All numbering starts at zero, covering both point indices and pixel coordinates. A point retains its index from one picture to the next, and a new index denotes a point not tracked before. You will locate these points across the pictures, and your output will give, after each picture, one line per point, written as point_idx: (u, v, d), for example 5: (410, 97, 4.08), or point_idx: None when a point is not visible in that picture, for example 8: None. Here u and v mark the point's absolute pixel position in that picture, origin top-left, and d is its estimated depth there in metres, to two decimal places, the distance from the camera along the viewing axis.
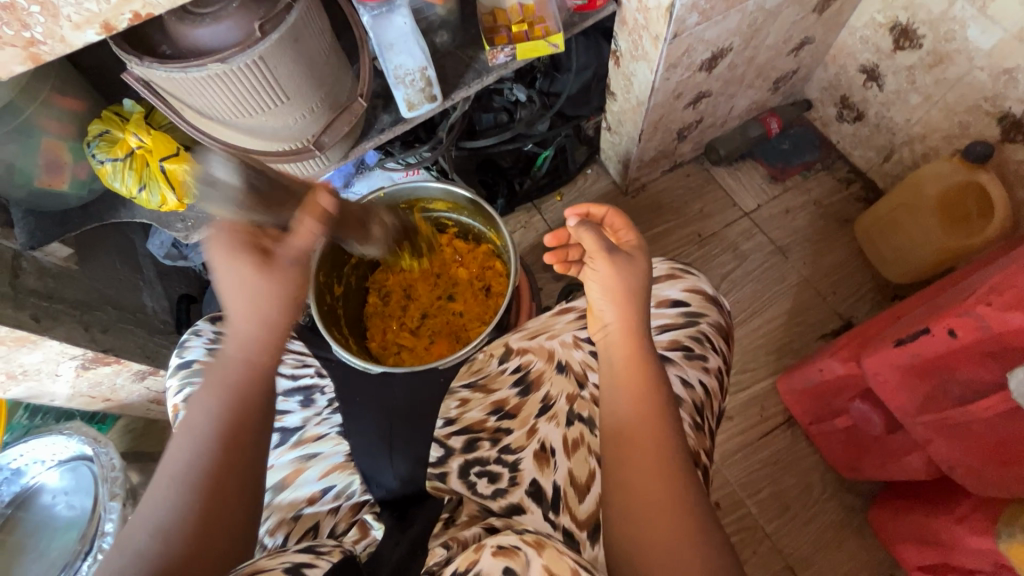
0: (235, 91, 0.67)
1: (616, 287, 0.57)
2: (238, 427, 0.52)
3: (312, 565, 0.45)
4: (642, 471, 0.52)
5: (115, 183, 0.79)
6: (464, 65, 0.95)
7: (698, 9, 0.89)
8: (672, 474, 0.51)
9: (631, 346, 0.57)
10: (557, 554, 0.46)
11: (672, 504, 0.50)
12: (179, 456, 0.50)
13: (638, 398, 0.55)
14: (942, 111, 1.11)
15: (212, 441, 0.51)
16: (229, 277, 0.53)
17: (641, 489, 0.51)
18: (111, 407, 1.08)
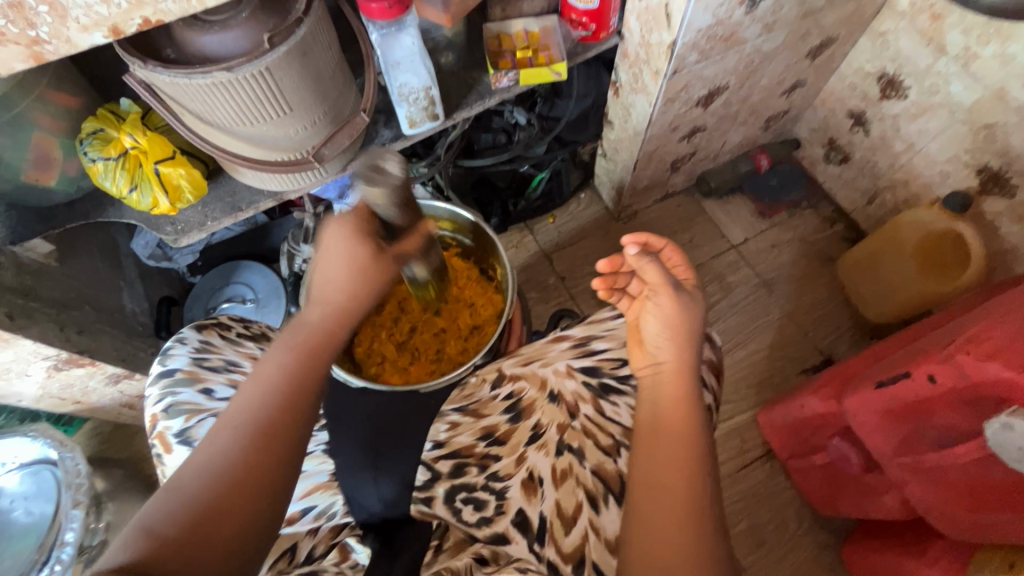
0: (237, 100, 0.67)
1: (675, 320, 0.60)
2: (307, 372, 0.58)
3: None
4: (667, 525, 0.51)
5: (107, 182, 0.78)
6: (467, 87, 0.96)
7: (697, 48, 0.91)
8: (700, 535, 0.51)
9: (678, 382, 0.59)
10: None
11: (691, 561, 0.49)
12: (248, 401, 0.55)
13: (677, 442, 0.55)
14: (924, 159, 1.15)
15: (272, 399, 0.55)
16: (337, 255, 0.61)
17: (664, 548, 0.50)
18: (80, 410, 1.04)
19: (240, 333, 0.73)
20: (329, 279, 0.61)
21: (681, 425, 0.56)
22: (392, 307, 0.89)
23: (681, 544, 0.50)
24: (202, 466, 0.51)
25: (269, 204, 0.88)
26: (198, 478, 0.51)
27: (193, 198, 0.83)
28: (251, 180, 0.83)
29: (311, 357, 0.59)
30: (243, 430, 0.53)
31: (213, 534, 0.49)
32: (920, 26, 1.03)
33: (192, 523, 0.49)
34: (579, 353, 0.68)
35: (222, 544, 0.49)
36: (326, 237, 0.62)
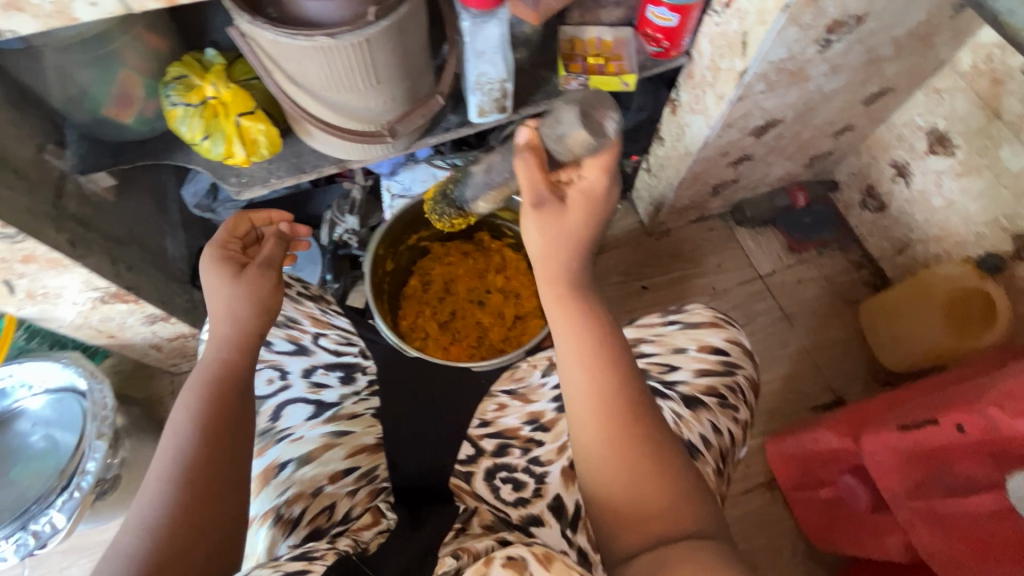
0: (331, 65, 0.69)
1: (548, 243, 0.61)
2: (219, 399, 0.57)
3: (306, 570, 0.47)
4: (612, 471, 0.54)
5: (182, 128, 0.80)
6: (536, 85, 0.98)
7: (766, 80, 0.93)
8: (642, 460, 0.54)
9: (588, 335, 0.59)
10: (564, 567, 0.48)
11: (655, 483, 0.54)
12: (165, 454, 0.54)
13: (588, 373, 0.57)
14: (962, 219, 1.18)
15: (192, 429, 0.55)
16: (215, 295, 0.62)
17: (626, 496, 0.53)
18: (111, 344, 1.05)
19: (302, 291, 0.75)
20: (218, 311, 0.62)
21: (603, 392, 0.56)
22: (439, 288, 0.93)
23: (630, 480, 0.54)
24: (136, 523, 0.51)
25: (332, 170, 0.90)
26: (137, 536, 0.50)
27: (267, 154, 0.85)
28: (322, 144, 0.85)
29: (227, 383, 0.59)
30: (170, 472, 0.53)
31: (176, 561, 0.49)
32: (980, 89, 1.05)
33: (147, 572, 0.48)
34: None
35: (191, 566, 0.50)
36: (205, 276, 0.63)
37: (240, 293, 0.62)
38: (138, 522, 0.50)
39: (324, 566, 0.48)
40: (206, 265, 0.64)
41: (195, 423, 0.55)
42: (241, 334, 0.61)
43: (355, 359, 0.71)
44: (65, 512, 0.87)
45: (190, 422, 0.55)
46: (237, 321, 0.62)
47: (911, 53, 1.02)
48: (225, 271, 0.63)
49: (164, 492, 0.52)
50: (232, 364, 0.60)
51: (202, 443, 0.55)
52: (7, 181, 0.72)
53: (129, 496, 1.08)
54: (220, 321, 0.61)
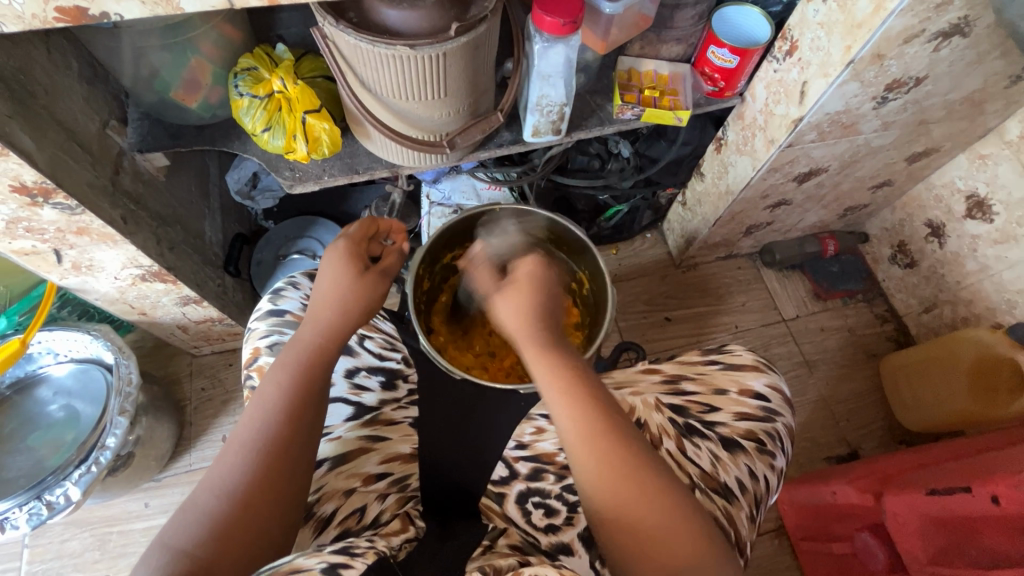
0: (406, 74, 0.70)
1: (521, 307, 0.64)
2: (308, 385, 0.60)
3: (349, 565, 0.47)
4: (634, 512, 0.53)
5: (245, 118, 0.81)
6: (590, 110, 1.00)
7: (818, 129, 0.94)
8: (664, 502, 0.53)
9: (566, 371, 0.59)
10: None
11: (674, 524, 0.52)
12: (251, 423, 0.57)
13: (583, 428, 0.56)
14: (995, 285, 1.18)
15: (281, 407, 0.58)
16: (328, 283, 0.66)
17: (651, 538, 0.52)
18: (141, 321, 1.05)
19: None
20: (321, 296, 0.66)
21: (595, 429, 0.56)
22: (469, 307, 0.92)
23: (656, 520, 0.52)
24: (215, 484, 0.54)
25: (384, 173, 0.91)
26: (214, 497, 0.53)
27: (328, 152, 0.85)
28: (379, 148, 0.85)
29: (320, 369, 0.62)
30: (253, 444, 0.56)
31: (243, 530, 0.52)
32: None
33: (217, 533, 0.51)
34: (669, 391, 0.70)
35: (257, 538, 0.52)
36: (325, 266, 0.68)
37: (353, 290, 0.66)
38: (217, 484, 0.54)
39: (365, 564, 0.48)
40: (331, 260, 0.69)
41: (284, 402, 0.58)
42: (341, 327, 0.65)
43: (396, 365, 0.73)
44: (81, 485, 0.88)
45: (279, 400, 0.58)
46: (342, 312, 0.65)
47: (961, 117, 1.03)
48: (345, 267, 0.67)
49: (245, 461, 0.55)
50: (330, 352, 0.63)
51: (286, 422, 0.58)
52: (72, 153, 0.72)
53: (138, 474, 1.07)
54: (325, 310, 0.65)
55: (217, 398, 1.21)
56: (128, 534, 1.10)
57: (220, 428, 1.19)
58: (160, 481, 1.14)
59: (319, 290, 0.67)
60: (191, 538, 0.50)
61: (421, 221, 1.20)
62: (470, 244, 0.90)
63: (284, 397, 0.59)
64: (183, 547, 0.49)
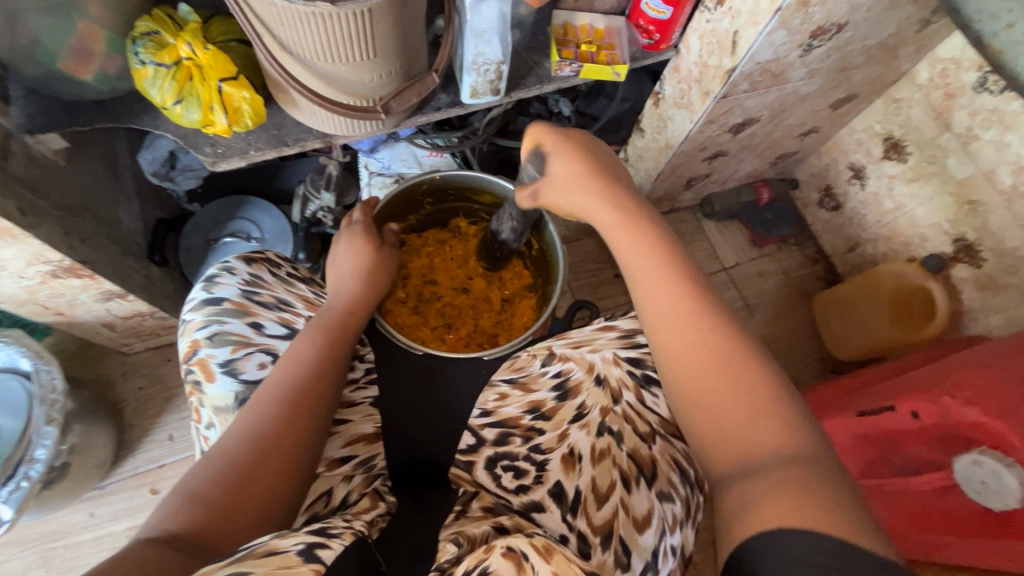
0: (330, 33, 0.65)
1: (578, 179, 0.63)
2: (331, 348, 0.65)
3: (325, 545, 0.44)
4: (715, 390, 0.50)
5: (152, 90, 0.74)
6: (528, 68, 0.97)
7: (750, 79, 0.96)
8: (753, 381, 0.49)
9: (656, 255, 0.58)
10: (564, 560, 0.46)
11: (761, 412, 0.48)
12: (276, 376, 0.62)
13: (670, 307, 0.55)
14: (909, 221, 1.27)
15: (305, 362, 0.63)
16: (347, 262, 0.74)
17: (732, 431, 0.48)
18: (59, 322, 0.97)
19: (287, 273, 0.75)
20: (343, 275, 0.73)
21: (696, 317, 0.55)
22: (419, 280, 0.89)
23: (739, 399, 0.49)
24: (239, 431, 0.57)
25: (316, 145, 0.86)
26: (240, 443, 0.56)
27: (251, 123, 0.79)
28: (308, 116, 0.80)
29: (341, 334, 0.67)
30: (278, 395, 0.60)
31: (262, 471, 0.55)
32: (933, 101, 1.13)
33: (238, 473, 0.54)
34: (626, 344, 0.69)
35: (272, 481, 0.55)
36: (341, 247, 0.76)
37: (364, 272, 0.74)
38: (241, 430, 0.57)
39: (343, 545, 0.45)
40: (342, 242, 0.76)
41: (310, 358, 0.63)
42: (360, 301, 0.72)
43: None
44: (11, 503, 0.81)
45: (305, 356, 0.63)
46: (359, 290, 0.72)
47: (877, 63, 1.08)
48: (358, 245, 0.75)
49: (270, 410, 0.59)
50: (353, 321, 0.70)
51: (311, 374, 0.62)
52: None
53: (77, 484, 1.00)
54: (346, 287, 0.72)
55: (158, 396, 1.14)
56: (75, 547, 1.04)
57: (166, 427, 1.12)
58: (104, 489, 1.08)
59: (340, 270, 0.74)
60: (211, 479, 0.53)
61: (362, 193, 1.15)
62: (413, 215, 0.88)
63: (310, 355, 0.63)
64: (202, 489, 0.52)
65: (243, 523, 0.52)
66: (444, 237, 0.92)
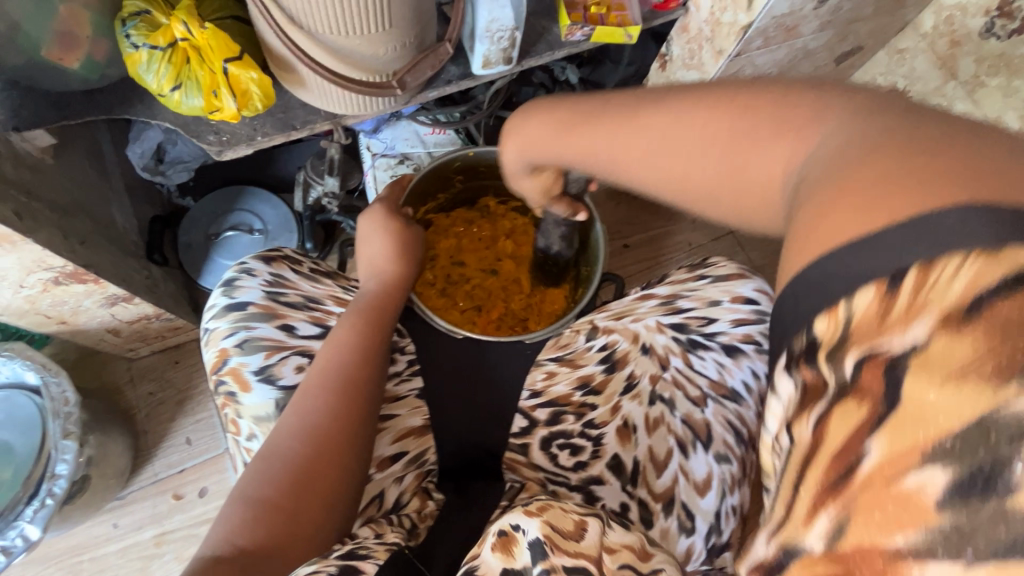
0: (342, 3, 0.60)
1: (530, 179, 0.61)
2: (370, 335, 0.62)
3: (359, 569, 0.44)
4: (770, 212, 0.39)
5: (148, 76, 0.69)
6: (536, 35, 0.93)
7: (764, 35, 0.94)
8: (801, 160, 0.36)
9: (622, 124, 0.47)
10: (560, 513, 0.48)
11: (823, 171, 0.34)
12: (319, 369, 0.59)
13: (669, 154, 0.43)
14: None
15: (345, 351, 0.60)
16: (380, 239, 0.72)
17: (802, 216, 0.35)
18: (61, 331, 0.92)
19: (309, 270, 0.72)
20: (373, 256, 0.72)
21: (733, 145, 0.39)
22: (449, 261, 0.89)
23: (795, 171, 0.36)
24: (289, 430, 0.56)
25: (325, 127, 0.81)
26: (292, 443, 0.55)
27: (262, 106, 0.74)
28: (317, 96, 0.75)
29: (376, 321, 0.64)
30: (322, 389, 0.58)
31: (318, 471, 0.54)
32: (937, 50, 1.13)
33: (295, 476, 0.53)
34: (667, 311, 0.69)
35: (332, 478, 0.54)
36: (363, 225, 0.74)
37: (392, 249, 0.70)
38: (291, 429, 0.56)
39: (377, 565, 0.45)
40: (368, 223, 0.73)
41: (349, 348, 0.60)
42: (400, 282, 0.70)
43: None
44: (38, 522, 0.78)
45: (345, 347, 0.60)
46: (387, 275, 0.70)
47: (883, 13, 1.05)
48: (385, 225, 0.73)
49: (317, 406, 0.57)
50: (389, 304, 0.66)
51: (353, 364, 0.59)
52: None
53: (98, 496, 0.97)
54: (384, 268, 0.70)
55: (170, 400, 1.10)
56: (102, 559, 1.01)
57: (182, 431, 1.09)
58: (125, 498, 1.05)
59: (372, 254, 0.72)
60: (268, 485, 0.53)
61: (365, 176, 1.11)
62: (443, 195, 0.85)
63: (350, 345, 0.60)
64: (263, 496, 0.52)
65: (308, 526, 0.52)
66: (473, 218, 0.90)
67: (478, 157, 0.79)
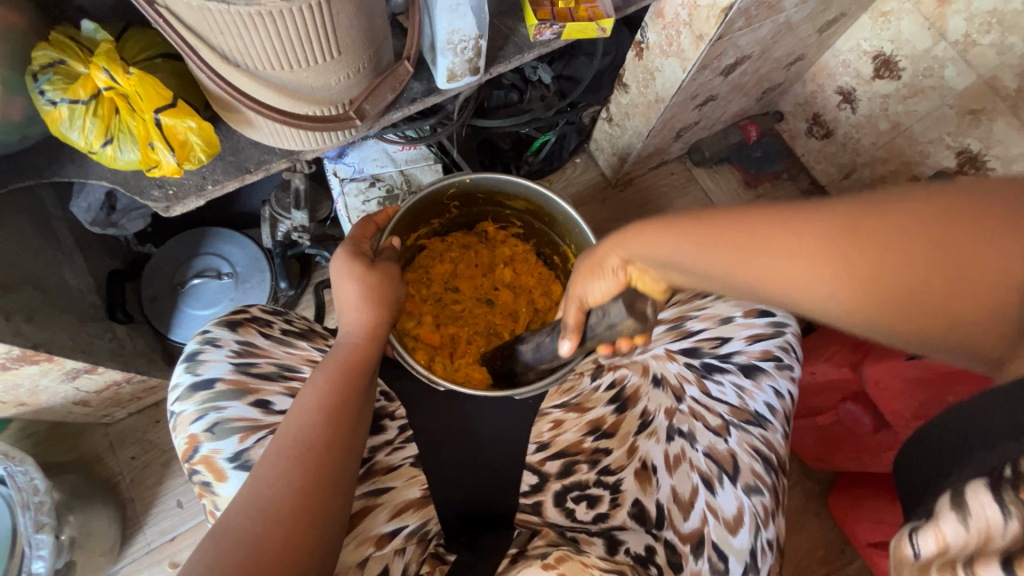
0: (281, 38, 0.53)
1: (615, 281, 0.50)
2: (348, 390, 0.52)
3: None
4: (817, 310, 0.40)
5: (72, 134, 0.61)
6: (503, 37, 0.86)
7: (746, 15, 0.88)
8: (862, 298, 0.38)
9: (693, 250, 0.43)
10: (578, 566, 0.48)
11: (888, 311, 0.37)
12: (286, 430, 0.48)
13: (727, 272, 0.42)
14: (907, 139, 1.22)
15: (318, 409, 0.50)
16: (346, 287, 0.58)
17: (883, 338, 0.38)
18: (22, 411, 0.85)
19: (280, 332, 0.66)
20: (344, 303, 0.58)
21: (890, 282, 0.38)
22: (441, 290, 0.81)
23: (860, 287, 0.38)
24: (248, 505, 0.44)
25: (282, 165, 0.74)
26: (250, 521, 0.43)
27: (205, 157, 0.67)
28: (269, 136, 0.68)
29: (356, 373, 0.54)
30: (290, 455, 0.47)
31: (282, 557, 0.42)
32: (925, 10, 1.07)
33: (251, 563, 0.41)
34: (676, 337, 0.68)
35: (298, 566, 0.43)
36: (334, 268, 0.60)
37: (371, 290, 0.58)
38: (249, 503, 0.44)
39: None
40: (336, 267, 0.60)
41: (325, 405, 0.50)
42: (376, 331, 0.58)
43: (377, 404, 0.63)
44: None
45: (320, 404, 0.50)
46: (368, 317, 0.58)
47: None
48: (355, 266, 0.59)
49: (285, 475, 0.46)
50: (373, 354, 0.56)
51: (327, 424, 0.49)
52: None
53: None
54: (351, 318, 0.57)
55: (155, 463, 1.04)
56: None
57: (171, 495, 1.03)
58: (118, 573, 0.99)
59: (340, 300, 0.58)
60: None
61: (337, 204, 1.03)
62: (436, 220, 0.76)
63: (324, 401, 0.50)
64: None
65: None
66: (470, 241, 0.82)
67: (475, 183, 0.71)
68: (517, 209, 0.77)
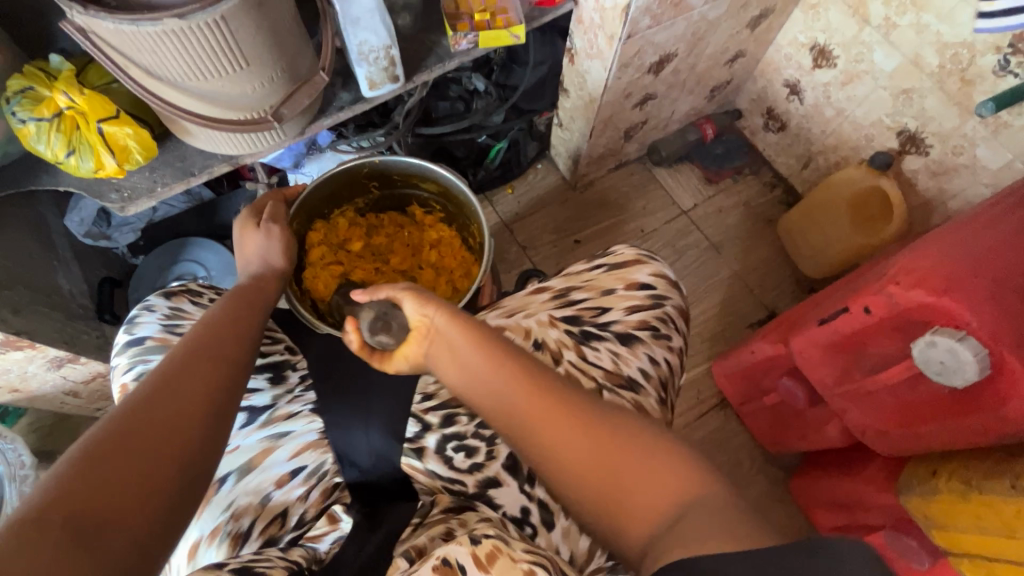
0: (188, 52, 0.63)
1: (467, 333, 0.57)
2: (250, 317, 0.60)
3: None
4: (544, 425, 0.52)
5: (40, 146, 0.73)
6: (426, 49, 0.96)
7: (650, 13, 0.95)
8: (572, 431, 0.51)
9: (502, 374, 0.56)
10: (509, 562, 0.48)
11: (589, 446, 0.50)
12: (193, 338, 0.54)
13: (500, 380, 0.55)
14: (852, 125, 1.24)
15: (222, 326, 0.57)
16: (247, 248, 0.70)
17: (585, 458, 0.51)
18: (18, 399, 0.96)
19: (210, 299, 0.74)
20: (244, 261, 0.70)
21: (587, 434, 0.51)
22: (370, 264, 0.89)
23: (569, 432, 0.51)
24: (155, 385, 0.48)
25: (224, 168, 0.85)
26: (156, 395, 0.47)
27: (141, 159, 0.79)
28: (204, 141, 0.79)
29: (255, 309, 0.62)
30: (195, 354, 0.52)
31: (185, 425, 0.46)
32: None
33: (155, 425, 0.45)
34: (560, 304, 0.71)
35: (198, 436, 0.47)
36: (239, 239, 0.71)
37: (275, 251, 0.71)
38: (156, 383, 0.48)
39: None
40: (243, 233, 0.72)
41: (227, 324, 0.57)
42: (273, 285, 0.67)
43: (281, 358, 0.70)
44: None
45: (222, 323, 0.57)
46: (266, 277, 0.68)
47: None
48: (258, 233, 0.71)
49: (191, 366, 0.51)
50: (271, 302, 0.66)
51: (230, 337, 0.56)
52: None
53: None
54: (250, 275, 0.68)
55: None
56: None
57: None
58: None
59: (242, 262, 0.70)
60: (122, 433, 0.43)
61: None
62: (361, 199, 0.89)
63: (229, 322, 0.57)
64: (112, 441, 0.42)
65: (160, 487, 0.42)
66: (401, 222, 0.92)
67: (386, 167, 0.84)
68: (431, 192, 0.88)
